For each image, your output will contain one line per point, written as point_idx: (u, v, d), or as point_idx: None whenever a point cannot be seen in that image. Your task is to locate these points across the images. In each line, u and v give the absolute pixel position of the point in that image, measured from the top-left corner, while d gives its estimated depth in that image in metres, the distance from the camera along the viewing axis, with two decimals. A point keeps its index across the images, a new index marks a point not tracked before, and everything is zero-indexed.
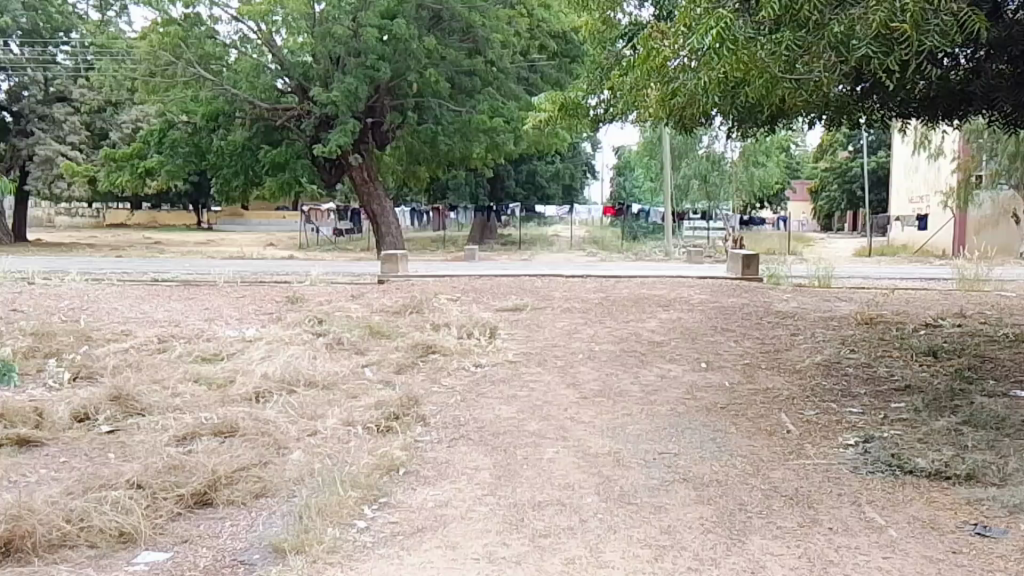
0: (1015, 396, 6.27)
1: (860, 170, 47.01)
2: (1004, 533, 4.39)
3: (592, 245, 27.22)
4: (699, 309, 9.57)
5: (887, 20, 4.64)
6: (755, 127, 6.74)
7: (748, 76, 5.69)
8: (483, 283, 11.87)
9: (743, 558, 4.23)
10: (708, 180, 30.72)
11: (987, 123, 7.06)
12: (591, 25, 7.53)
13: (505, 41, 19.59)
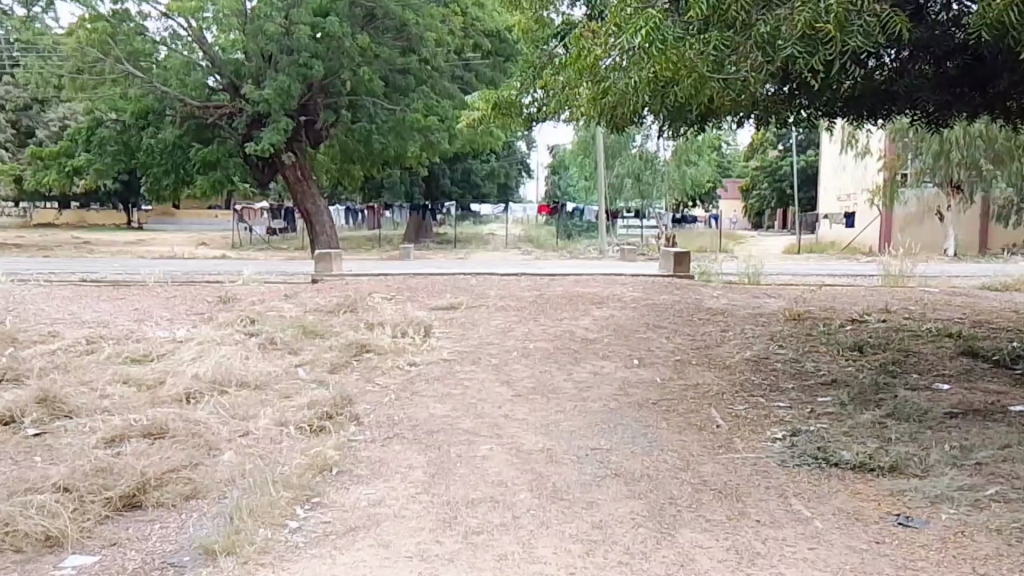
0: (937, 389, 6.43)
1: (790, 170, 47.84)
2: (925, 524, 4.50)
3: (528, 245, 26.60)
4: (631, 307, 9.67)
5: (812, 20, 4.71)
6: (685, 126, 6.80)
7: (678, 77, 5.73)
8: (415, 282, 11.83)
9: (673, 552, 4.28)
10: (642, 178, 31.38)
11: (911, 123, 7.19)
12: (524, 24, 7.54)
13: (439, 40, 19.63)
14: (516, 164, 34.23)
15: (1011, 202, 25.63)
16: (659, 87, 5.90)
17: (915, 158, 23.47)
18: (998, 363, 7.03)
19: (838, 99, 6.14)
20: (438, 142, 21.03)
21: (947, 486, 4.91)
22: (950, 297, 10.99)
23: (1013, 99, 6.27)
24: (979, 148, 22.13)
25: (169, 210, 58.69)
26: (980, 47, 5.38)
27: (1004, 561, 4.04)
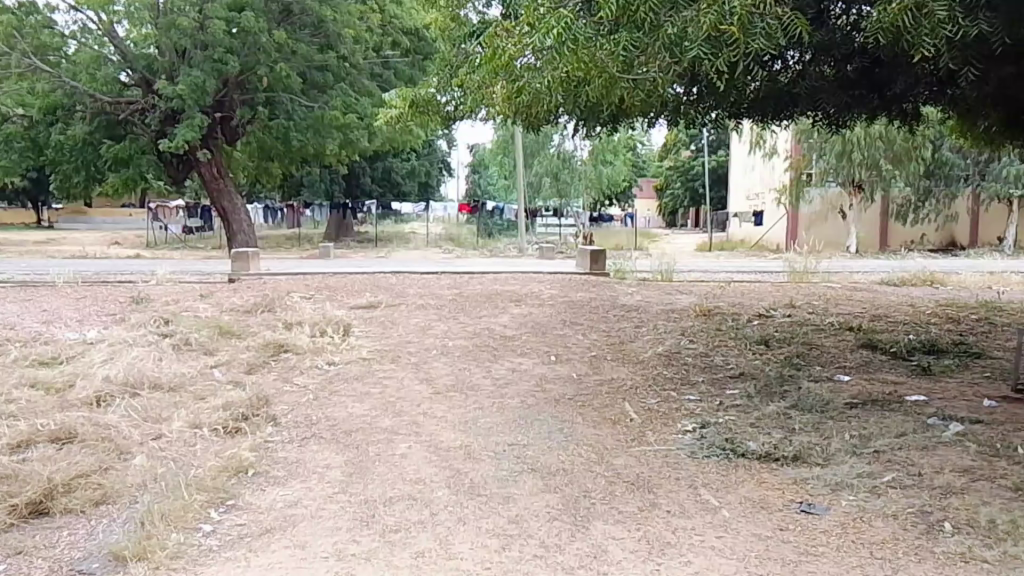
0: (838, 379, 6.68)
1: (701, 170, 48.80)
2: (826, 510, 4.69)
3: (449, 245, 26.02)
4: (548, 304, 9.79)
5: (717, 22, 4.77)
6: (598, 124, 6.84)
7: (588, 76, 5.75)
8: (334, 281, 11.75)
9: (586, 544, 4.38)
10: (560, 177, 30.73)
11: (814, 123, 7.33)
12: (441, 21, 7.58)
13: (358, 37, 19.61)
14: (436, 164, 34.59)
15: (910, 200, 27.63)
16: (571, 86, 5.98)
17: (818, 160, 25.25)
18: (895, 355, 7.35)
19: (746, 100, 6.28)
20: (358, 142, 20.76)
21: (847, 473, 5.12)
22: (852, 292, 11.46)
23: (908, 100, 6.50)
24: (878, 150, 23.97)
25: (81, 209, 56.52)
26: (878, 52, 5.51)
27: (900, 544, 4.23)
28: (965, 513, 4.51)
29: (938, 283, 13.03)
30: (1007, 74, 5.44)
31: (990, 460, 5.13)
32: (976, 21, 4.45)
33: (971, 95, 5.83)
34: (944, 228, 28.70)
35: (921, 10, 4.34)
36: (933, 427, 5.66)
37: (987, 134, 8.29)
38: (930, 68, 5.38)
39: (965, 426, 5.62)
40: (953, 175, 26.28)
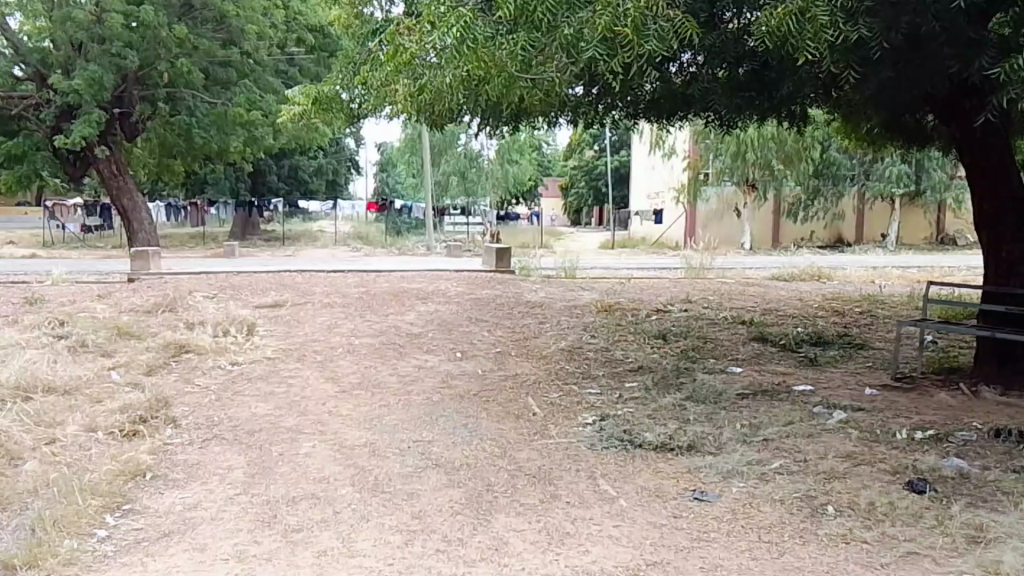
0: (731, 371, 6.89)
1: (603, 168, 48.88)
2: (717, 497, 4.78)
3: (355, 245, 25.18)
4: (455, 301, 9.88)
5: (610, 24, 4.47)
6: (500, 119, 6.69)
7: (487, 76, 5.41)
8: (239, 279, 11.58)
9: (488, 536, 4.43)
10: (467, 176, 30.54)
11: (707, 121, 7.34)
12: (345, 19, 7.69)
13: (262, 33, 19.07)
14: (345, 162, 34.10)
15: (800, 199, 28.18)
16: (472, 85, 5.65)
17: (716, 159, 25.78)
18: (785, 346, 7.67)
19: (641, 99, 6.35)
20: (262, 138, 20.38)
21: (738, 460, 5.19)
22: (746, 287, 11.87)
23: (797, 101, 6.59)
24: (770, 149, 24.63)
25: None
26: (768, 55, 5.28)
27: (786, 527, 4.36)
28: (847, 496, 4.63)
29: (825, 278, 13.54)
30: (884, 77, 5.01)
31: (870, 444, 5.20)
32: (856, 25, 4.20)
33: (856, 97, 5.76)
34: (832, 225, 29.83)
35: (803, 15, 4.18)
36: (818, 415, 5.74)
37: (871, 132, 8.64)
38: (814, 69, 5.11)
39: (847, 414, 5.70)
40: (839, 174, 27.23)
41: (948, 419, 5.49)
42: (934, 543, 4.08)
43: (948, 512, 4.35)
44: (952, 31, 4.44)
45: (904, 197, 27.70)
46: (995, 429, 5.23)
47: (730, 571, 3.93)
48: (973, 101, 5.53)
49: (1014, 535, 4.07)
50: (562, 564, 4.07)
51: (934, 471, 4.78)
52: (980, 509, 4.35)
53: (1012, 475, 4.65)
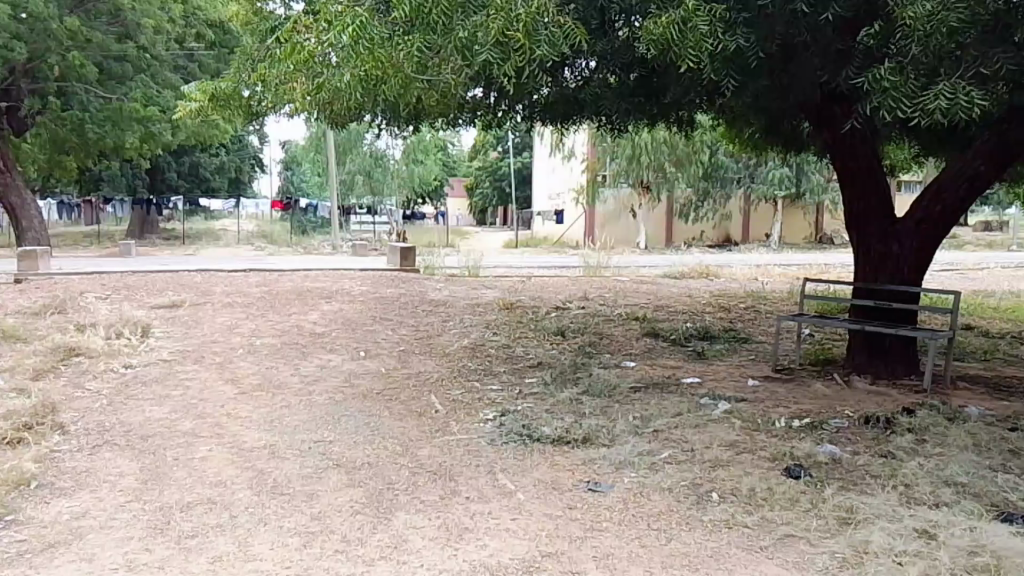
0: (625, 365, 7.09)
1: (508, 170, 49.03)
2: (610, 487, 4.76)
3: (259, 245, 24.33)
4: (359, 300, 9.85)
5: (503, 28, 4.33)
6: (399, 116, 6.60)
7: (384, 77, 5.27)
8: (134, 280, 11.26)
9: (388, 535, 4.22)
10: (373, 176, 30.24)
11: (598, 125, 7.47)
12: (244, 16, 7.69)
13: (158, 27, 18.82)
14: (248, 160, 33.39)
15: (691, 200, 28.71)
16: (369, 85, 5.49)
17: (611, 162, 26.30)
18: (675, 341, 7.95)
19: (539, 101, 6.35)
20: (160, 134, 19.90)
21: (630, 451, 5.21)
22: (640, 285, 12.24)
23: (684, 106, 6.73)
24: (663, 153, 25.50)
25: None
26: (654, 64, 5.35)
27: (674, 515, 4.38)
28: (729, 483, 4.68)
29: (712, 274, 14.18)
30: (762, 85, 5.13)
31: (752, 433, 5.34)
32: (735, 34, 4.30)
33: (737, 103, 5.96)
34: (720, 226, 30.83)
35: (686, 24, 4.19)
36: (705, 406, 5.91)
37: (754, 139, 9.10)
38: (697, 77, 5.23)
39: (731, 404, 5.91)
40: (727, 176, 28.08)
41: (823, 408, 5.76)
42: (809, 525, 4.13)
43: (823, 495, 4.40)
44: (823, 43, 4.66)
45: (786, 198, 29.14)
46: (866, 416, 5.47)
47: (621, 559, 3.92)
48: (842, 109, 5.85)
49: (882, 515, 4.13)
50: (460, 559, 3.94)
51: (810, 457, 4.87)
52: (851, 492, 4.41)
53: (881, 458, 4.79)
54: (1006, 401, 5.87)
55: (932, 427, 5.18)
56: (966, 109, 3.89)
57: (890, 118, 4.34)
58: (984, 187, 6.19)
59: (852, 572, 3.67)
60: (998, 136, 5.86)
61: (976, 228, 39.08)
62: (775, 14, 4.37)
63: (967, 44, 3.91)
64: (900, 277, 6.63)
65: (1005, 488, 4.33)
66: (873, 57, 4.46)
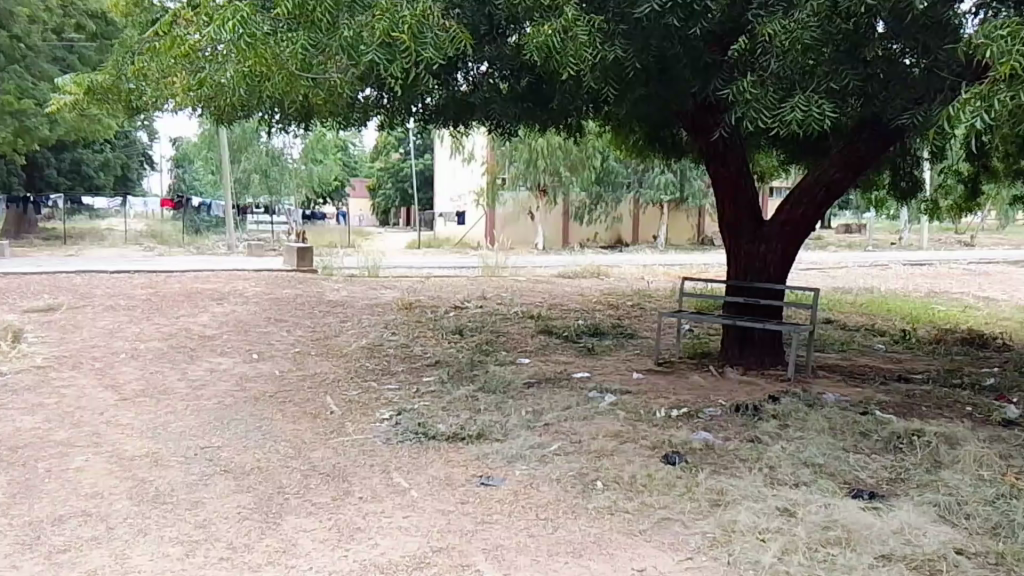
0: (520, 362, 7.31)
1: (410, 170, 48.68)
2: (502, 481, 4.77)
3: (148, 244, 23.76)
4: (252, 303, 9.80)
5: (388, 29, 4.34)
6: (288, 113, 6.55)
7: (267, 73, 5.19)
8: (7, 282, 10.93)
9: (275, 540, 4.02)
10: (269, 175, 29.27)
11: (487, 130, 7.64)
12: (125, 8, 7.53)
13: (34, 17, 17.44)
14: (136, 156, 33.94)
15: (585, 203, 29.38)
16: (254, 83, 5.45)
17: (510, 165, 26.75)
18: (569, 338, 8.24)
19: (431, 102, 6.37)
20: (34, 129, 19.17)
21: (521, 445, 5.28)
22: (535, 284, 12.50)
23: (572, 113, 6.94)
24: (557, 158, 26.02)
25: None
26: (541, 71, 5.54)
27: (561, 504, 4.47)
28: (613, 472, 4.84)
29: (603, 274, 14.63)
30: (639, 94, 5.39)
31: (635, 423, 5.60)
32: (614, 45, 4.49)
33: (619, 111, 6.21)
34: (612, 228, 31.50)
35: (567, 33, 4.33)
36: (592, 399, 6.15)
37: (636, 146, 9.49)
38: (579, 85, 5.46)
39: (617, 396, 6.18)
40: (617, 181, 28.67)
41: (699, 398, 6.09)
42: (682, 508, 4.35)
43: (696, 479, 4.66)
44: (694, 55, 4.92)
45: (672, 203, 30.28)
46: (736, 405, 5.84)
47: (509, 550, 3.96)
48: (713, 119, 6.18)
49: (747, 496, 4.41)
50: (350, 560, 3.83)
51: (686, 444, 5.15)
52: (721, 475, 4.70)
53: (749, 443, 5.12)
54: (860, 387, 6.37)
55: (795, 413, 5.58)
56: (818, 122, 4.19)
57: (754, 128, 4.62)
58: (840, 192, 6.61)
59: (721, 550, 3.90)
60: (850, 146, 6.29)
61: (839, 229, 41.71)
62: (649, 27, 4.56)
63: (820, 61, 4.21)
64: (767, 275, 7.07)
65: (856, 467, 4.71)
66: (739, 70, 4.74)
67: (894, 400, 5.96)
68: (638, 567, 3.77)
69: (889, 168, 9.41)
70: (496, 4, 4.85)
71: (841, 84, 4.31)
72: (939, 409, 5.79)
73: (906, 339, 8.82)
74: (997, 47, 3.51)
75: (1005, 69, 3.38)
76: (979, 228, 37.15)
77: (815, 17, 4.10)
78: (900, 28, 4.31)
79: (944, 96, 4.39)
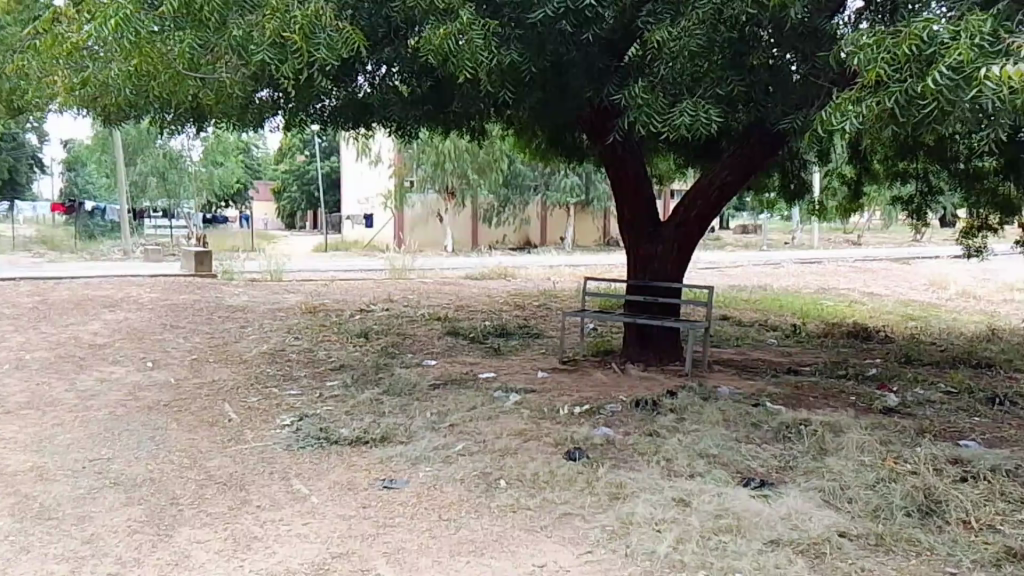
0: (426, 363, 7.30)
1: (315, 173, 47.83)
2: (405, 483, 4.75)
3: (38, 250, 22.95)
4: (146, 309, 9.52)
5: (279, 29, 4.30)
6: (176, 113, 6.36)
7: (154, 72, 5.04)
8: None
9: (167, 552, 3.91)
10: (168, 178, 27.99)
11: (388, 132, 7.62)
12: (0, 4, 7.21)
13: None
14: (24, 160, 32.57)
15: (493, 206, 29.72)
16: (138, 82, 5.27)
17: (417, 168, 26.70)
18: (475, 339, 8.29)
19: (330, 103, 6.30)
20: None
21: (426, 446, 5.27)
22: (442, 286, 12.52)
23: (471, 115, 6.99)
24: (465, 160, 26.07)
25: None
26: (440, 75, 5.57)
27: (464, 505, 4.47)
28: (516, 469, 4.88)
29: (510, 275, 14.76)
30: (537, 97, 5.49)
31: (538, 421, 5.66)
32: (508, 48, 4.56)
33: (518, 114, 6.28)
34: (520, 230, 31.65)
35: (463, 36, 4.36)
36: (497, 398, 6.20)
37: (537, 149, 9.64)
38: (477, 88, 5.51)
39: (521, 395, 6.24)
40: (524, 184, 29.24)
41: (601, 395, 6.20)
42: (583, 502, 4.42)
43: (596, 474, 4.74)
44: (589, 61, 5.03)
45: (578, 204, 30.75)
46: (636, 400, 5.97)
47: (411, 552, 3.93)
48: (610, 123, 6.32)
49: (645, 488, 4.52)
50: (246, 569, 3.73)
51: (587, 440, 5.24)
52: (621, 469, 4.80)
53: (648, 437, 5.24)
54: (752, 380, 6.61)
55: (691, 406, 5.74)
56: (705, 126, 4.34)
57: (645, 132, 4.75)
58: (732, 193, 6.86)
59: (619, 542, 3.97)
60: (741, 150, 6.53)
61: (735, 230, 43.18)
62: (544, 32, 4.63)
63: (707, 68, 4.35)
64: (665, 275, 7.25)
65: (748, 457, 4.88)
66: (631, 75, 4.87)
67: (784, 392, 6.20)
68: (538, 562, 3.80)
69: (779, 171, 9.84)
70: (392, 7, 4.85)
71: (725, 89, 4.48)
72: (826, 398, 6.05)
73: (796, 333, 9.21)
74: (865, 55, 3.72)
75: (870, 75, 3.59)
76: (865, 228, 39.11)
77: (700, 24, 4.24)
78: (781, 36, 4.51)
79: (819, 102, 4.64)
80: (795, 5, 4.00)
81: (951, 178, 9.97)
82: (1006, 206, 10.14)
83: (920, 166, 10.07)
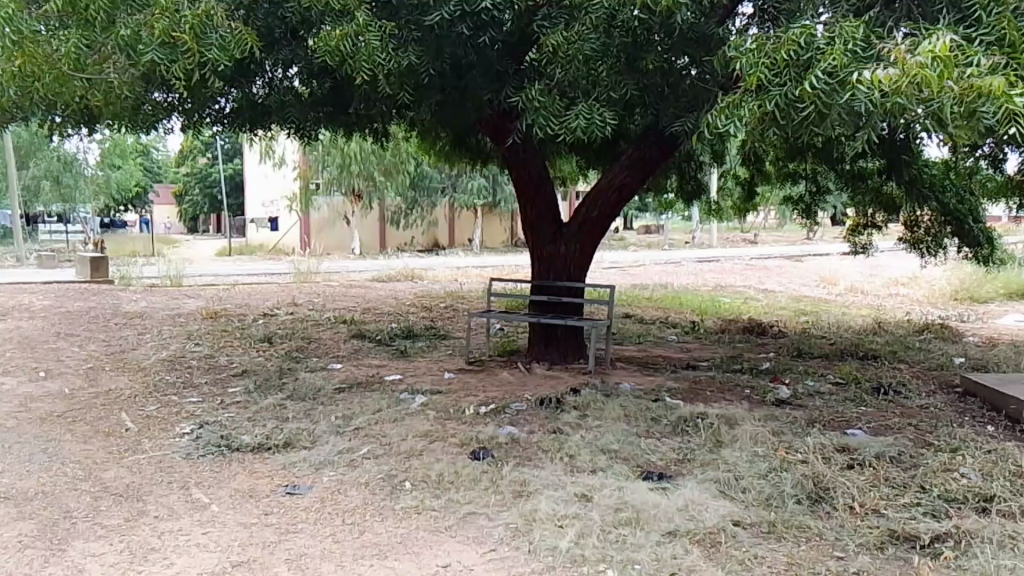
0: (331, 367, 7.22)
1: (218, 176, 46.34)
2: (308, 489, 4.69)
3: None
4: (38, 318, 9.13)
5: (168, 28, 4.20)
6: (60, 114, 6.12)
7: (37, 71, 4.85)
8: None
9: (59, 567, 3.76)
10: (63, 181, 26.57)
11: (288, 133, 7.51)
12: None
13: None
14: None
15: (400, 208, 29.50)
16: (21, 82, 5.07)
17: (323, 171, 26.39)
18: (381, 341, 8.27)
19: (227, 104, 6.18)
20: None
21: (329, 451, 5.21)
22: (348, 289, 12.37)
23: (372, 116, 6.94)
24: (370, 162, 25.85)
25: None
26: (340, 76, 5.53)
27: (368, 508, 4.44)
28: (421, 471, 4.88)
29: (415, 277, 14.71)
30: (436, 98, 5.50)
31: (444, 422, 5.67)
32: (406, 51, 4.57)
33: (420, 115, 6.27)
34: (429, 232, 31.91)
35: (360, 37, 4.34)
36: (403, 401, 6.17)
37: (441, 151, 9.66)
38: (377, 90, 5.48)
39: (427, 397, 6.24)
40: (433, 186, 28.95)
41: (507, 394, 6.24)
42: (487, 501, 4.45)
43: (500, 473, 4.78)
44: (487, 63, 5.08)
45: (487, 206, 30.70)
46: (540, 399, 6.04)
47: (313, 558, 3.88)
48: (510, 124, 6.36)
49: (548, 485, 4.58)
50: None
51: (492, 439, 5.28)
52: (525, 467, 4.85)
53: (551, 435, 5.31)
54: (653, 376, 6.77)
55: (594, 403, 5.85)
56: (600, 128, 4.45)
57: (542, 134, 4.82)
58: (631, 193, 7.01)
59: (523, 538, 4.01)
60: (638, 151, 6.69)
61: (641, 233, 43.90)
62: (442, 35, 4.66)
63: (601, 72, 4.45)
64: (568, 274, 7.36)
65: (648, 451, 5.01)
66: (530, 78, 4.95)
67: (682, 386, 6.38)
68: (443, 563, 3.81)
69: (678, 173, 10.13)
70: (289, 8, 4.80)
71: (619, 93, 4.59)
72: (722, 392, 6.25)
73: (696, 330, 9.48)
74: (746, 60, 3.90)
75: (751, 80, 3.74)
76: (763, 229, 40.30)
77: (592, 28, 4.35)
78: (670, 41, 4.64)
79: (707, 106, 4.80)
80: (681, 9, 4.13)
81: (839, 178, 10.39)
82: (889, 204, 10.65)
83: (808, 167, 10.46)
